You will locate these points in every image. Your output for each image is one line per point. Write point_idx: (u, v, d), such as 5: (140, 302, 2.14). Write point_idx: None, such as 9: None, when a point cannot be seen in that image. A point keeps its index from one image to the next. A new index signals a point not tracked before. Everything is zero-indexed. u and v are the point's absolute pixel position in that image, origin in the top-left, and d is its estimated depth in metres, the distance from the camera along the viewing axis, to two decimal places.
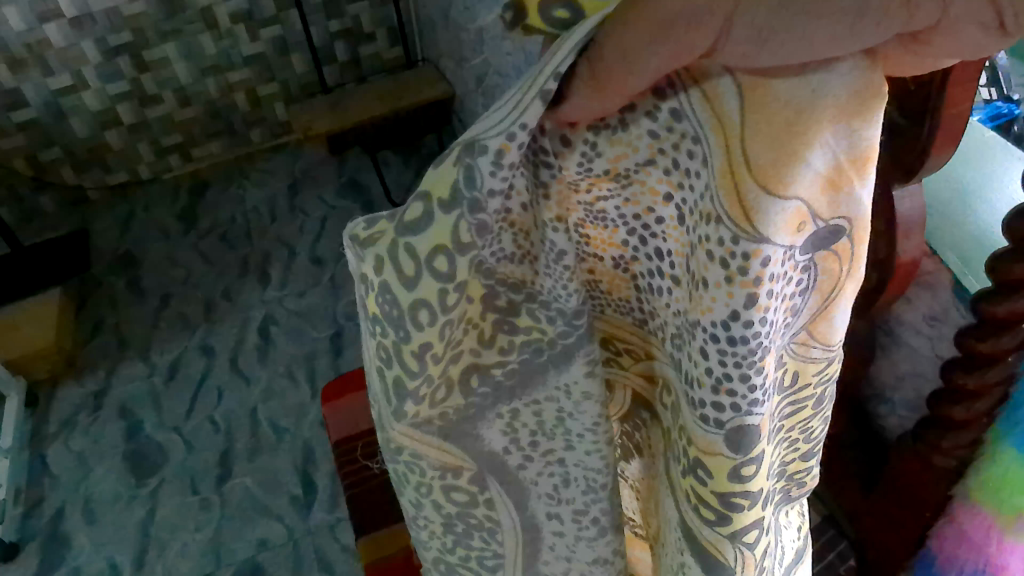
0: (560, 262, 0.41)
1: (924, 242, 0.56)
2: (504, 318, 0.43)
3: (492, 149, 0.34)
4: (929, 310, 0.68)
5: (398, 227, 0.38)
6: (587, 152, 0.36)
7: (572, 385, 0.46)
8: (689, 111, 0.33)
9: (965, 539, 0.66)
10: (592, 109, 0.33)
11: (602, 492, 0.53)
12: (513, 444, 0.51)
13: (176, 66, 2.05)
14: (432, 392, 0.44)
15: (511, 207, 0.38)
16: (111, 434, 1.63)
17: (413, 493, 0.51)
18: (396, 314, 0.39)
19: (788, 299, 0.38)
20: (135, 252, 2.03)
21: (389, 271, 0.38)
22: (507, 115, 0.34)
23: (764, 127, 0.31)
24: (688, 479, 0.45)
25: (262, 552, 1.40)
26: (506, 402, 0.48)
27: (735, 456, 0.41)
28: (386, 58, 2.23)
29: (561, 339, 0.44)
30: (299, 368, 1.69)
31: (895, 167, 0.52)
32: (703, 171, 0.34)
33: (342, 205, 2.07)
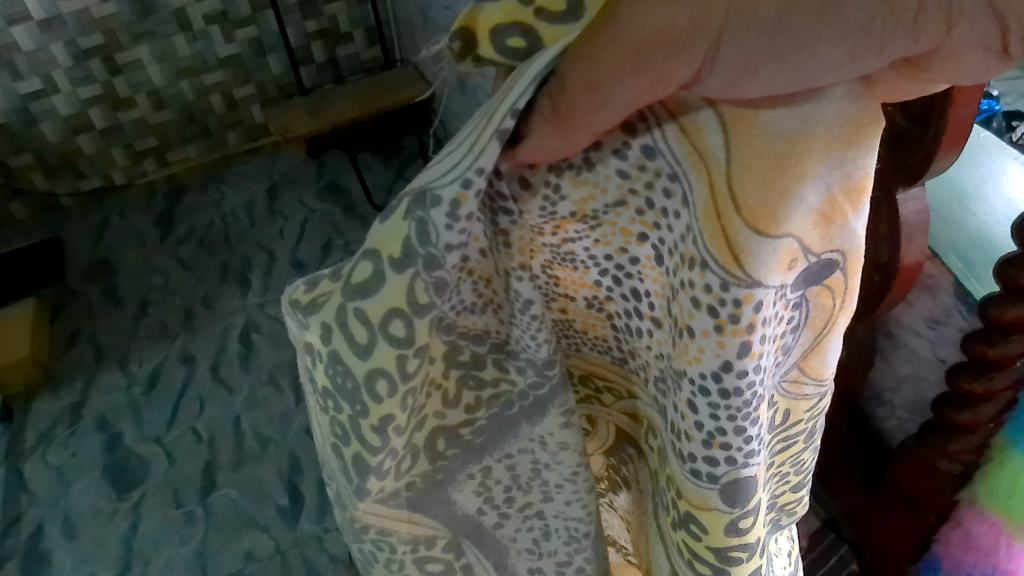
0: (527, 311, 0.44)
1: (926, 246, 0.55)
2: (468, 373, 0.48)
3: (446, 199, 0.37)
4: (930, 314, 0.68)
5: (346, 290, 0.41)
6: (549, 196, 0.40)
7: (547, 436, 0.51)
8: (661, 146, 0.36)
9: (972, 542, 0.66)
10: (549, 149, 0.36)
11: (582, 540, 0.61)
12: (486, 504, 0.58)
13: (150, 68, 2.01)
14: (397, 464, 0.48)
15: (470, 253, 0.41)
16: (90, 447, 1.59)
17: (382, 570, 0.56)
18: (351, 386, 0.43)
19: (782, 337, 0.42)
20: (111, 259, 1.99)
21: (338, 337, 0.42)
22: (458, 163, 0.37)
23: (752, 162, 0.34)
24: (679, 530, 0.50)
25: (249, 565, 1.38)
26: (477, 461, 0.53)
27: (731, 510, 0.46)
28: (364, 58, 2.21)
29: (532, 389, 0.48)
30: (283, 374, 1.67)
31: (898, 170, 0.51)
32: (682, 211, 0.37)
33: (322, 207, 2.05)
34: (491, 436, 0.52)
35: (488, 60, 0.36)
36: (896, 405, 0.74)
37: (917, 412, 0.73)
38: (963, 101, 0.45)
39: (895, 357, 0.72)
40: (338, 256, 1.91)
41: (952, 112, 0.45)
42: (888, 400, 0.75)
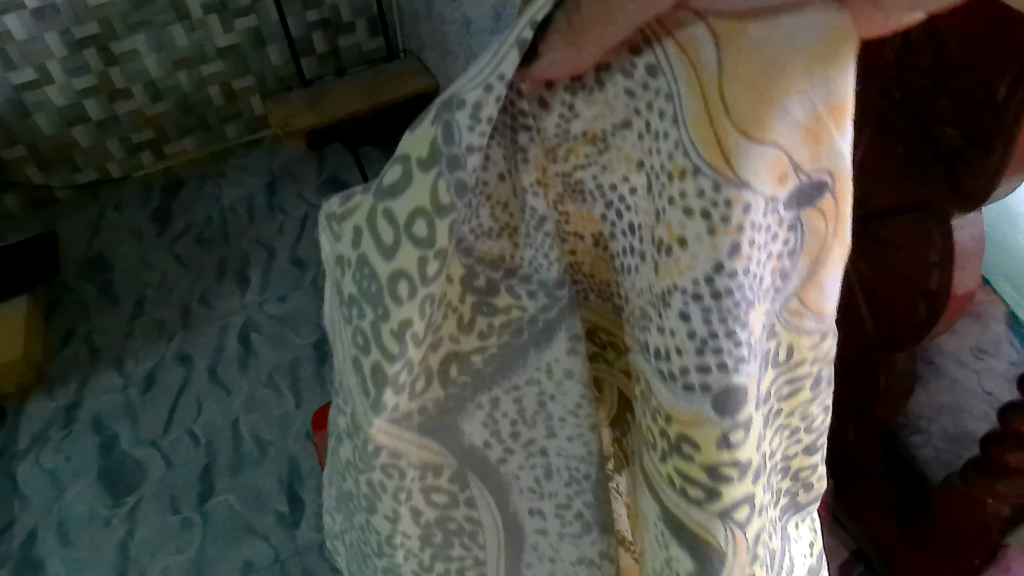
0: (540, 230, 0.38)
1: (981, 274, 0.51)
2: (483, 300, 0.40)
3: (469, 104, 0.33)
4: (977, 343, 0.62)
5: (377, 193, 0.38)
6: (565, 113, 0.34)
7: (554, 363, 0.42)
8: (664, 65, 0.30)
9: None
10: (566, 68, 0.32)
11: (586, 481, 0.47)
12: (493, 436, 0.46)
13: (146, 59, 1.96)
14: (413, 381, 0.41)
15: (488, 177, 0.36)
16: (85, 450, 1.55)
17: (390, 502, 0.46)
18: (376, 287, 0.38)
19: (777, 261, 0.33)
20: (107, 254, 1.95)
21: (368, 241, 0.39)
22: (483, 73, 0.33)
23: (742, 81, 0.28)
24: (670, 460, 0.37)
25: (247, 574, 1.35)
26: (487, 390, 0.43)
27: (722, 421, 0.34)
28: (366, 49, 2.16)
29: (543, 314, 0.40)
30: (282, 376, 1.63)
31: (953, 194, 0.47)
32: (673, 130, 0.30)
33: (323, 203, 2.00)
34: (501, 367, 0.43)
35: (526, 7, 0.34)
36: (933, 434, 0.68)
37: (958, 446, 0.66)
38: None
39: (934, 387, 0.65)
40: None
41: None
42: (924, 428, 0.67)
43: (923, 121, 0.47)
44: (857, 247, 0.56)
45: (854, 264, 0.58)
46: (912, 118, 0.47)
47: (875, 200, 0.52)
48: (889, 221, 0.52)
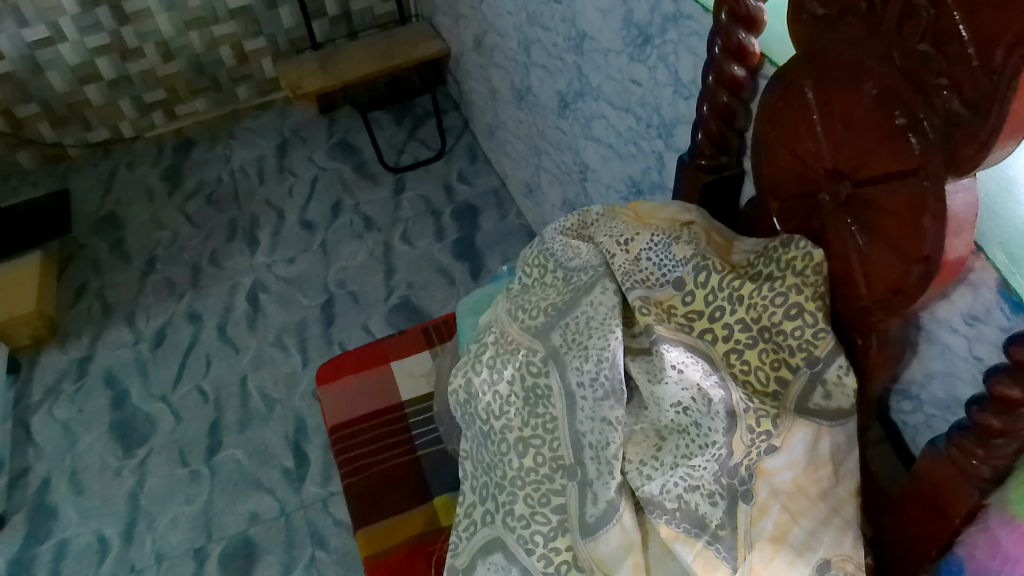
0: (591, 262, 0.70)
1: (974, 241, 0.50)
2: (582, 265, 0.70)
3: (563, 225, 0.75)
4: (968, 309, 0.56)
5: (538, 248, 0.75)
6: (601, 226, 0.73)
7: (597, 298, 0.66)
8: (633, 215, 0.72)
9: (1000, 549, 0.54)
10: (606, 218, 0.73)
11: (616, 344, 0.62)
12: (564, 337, 0.66)
13: (159, 18, 1.97)
14: (562, 287, 0.70)
15: (573, 244, 0.72)
16: (97, 403, 1.59)
17: (500, 359, 0.70)
18: (544, 259, 0.74)
19: (705, 257, 0.65)
20: (118, 213, 1.97)
21: (544, 262, 0.74)
22: (569, 223, 0.75)
23: (656, 214, 0.71)
24: (746, 307, 0.61)
25: (253, 526, 1.38)
26: (567, 309, 0.68)
27: (709, 266, 0.64)
28: (378, 13, 2.15)
29: (588, 277, 0.69)
30: (290, 336, 1.65)
31: (942, 156, 0.47)
32: (647, 223, 0.70)
33: (333, 166, 2.01)
34: (571, 300, 0.68)
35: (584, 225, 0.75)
36: (924, 400, 0.63)
37: (947, 410, 0.61)
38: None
39: (927, 351, 0.61)
40: (348, 216, 1.88)
41: (1016, 100, 0.42)
42: (916, 395, 0.64)
43: (921, 88, 0.48)
44: (858, 213, 0.57)
45: (851, 234, 0.58)
46: (910, 84, 0.48)
47: (869, 165, 0.54)
48: (886, 186, 0.53)
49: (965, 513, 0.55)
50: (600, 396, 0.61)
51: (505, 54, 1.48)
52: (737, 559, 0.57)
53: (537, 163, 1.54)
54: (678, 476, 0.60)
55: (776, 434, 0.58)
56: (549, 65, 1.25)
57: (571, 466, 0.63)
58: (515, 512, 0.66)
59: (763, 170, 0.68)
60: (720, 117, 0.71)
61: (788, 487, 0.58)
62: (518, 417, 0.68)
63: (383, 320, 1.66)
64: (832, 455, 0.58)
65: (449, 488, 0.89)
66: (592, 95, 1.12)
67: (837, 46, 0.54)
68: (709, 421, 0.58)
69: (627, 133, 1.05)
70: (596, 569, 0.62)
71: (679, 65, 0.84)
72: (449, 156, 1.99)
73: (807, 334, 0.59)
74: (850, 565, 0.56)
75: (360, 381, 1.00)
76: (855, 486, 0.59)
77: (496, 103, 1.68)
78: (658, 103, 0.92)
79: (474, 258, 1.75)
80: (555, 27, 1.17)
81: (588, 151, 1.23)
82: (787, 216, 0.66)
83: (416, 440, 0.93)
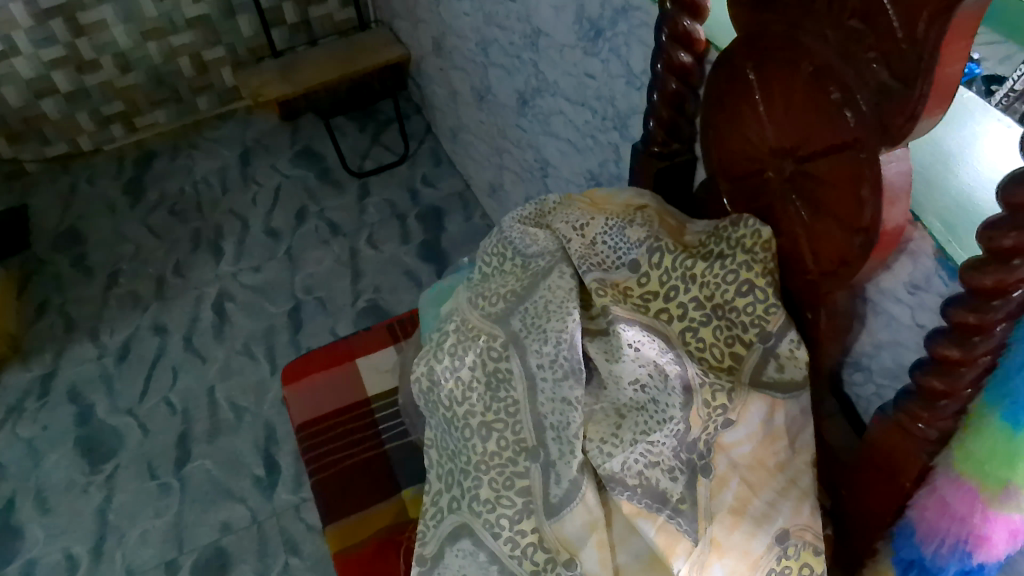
0: (548, 248, 0.71)
1: (910, 210, 0.51)
2: (539, 252, 0.72)
3: (520, 212, 0.76)
4: (910, 278, 0.58)
5: (496, 238, 0.76)
6: (556, 212, 0.74)
7: (555, 283, 0.68)
8: (587, 202, 0.73)
9: (947, 508, 0.53)
10: (561, 205, 0.74)
11: (572, 326, 0.63)
12: (524, 321, 0.68)
13: (115, 29, 1.96)
14: (521, 274, 0.71)
15: (529, 231, 0.73)
16: (61, 420, 1.56)
17: (462, 347, 0.71)
18: (503, 248, 0.75)
19: (658, 239, 0.66)
20: (80, 227, 1.94)
21: (503, 251, 0.75)
22: (526, 211, 0.76)
23: (608, 199, 0.72)
24: (699, 286, 0.63)
25: (225, 536, 1.37)
26: (526, 295, 0.69)
27: (662, 248, 0.66)
28: (338, 19, 2.16)
29: (545, 263, 0.70)
30: (258, 345, 1.64)
31: (875, 127, 0.49)
32: (601, 208, 0.71)
33: (297, 173, 2.01)
34: (529, 286, 0.70)
35: (541, 213, 0.76)
36: (873, 371, 0.65)
37: (895, 379, 0.63)
38: (950, 57, 0.43)
39: (874, 322, 0.62)
40: (313, 223, 1.87)
41: (941, 70, 0.44)
42: (867, 365, 0.65)
43: (853, 63, 0.50)
44: (801, 189, 0.59)
45: (797, 209, 0.60)
46: (843, 60, 0.50)
47: (810, 141, 0.56)
48: (826, 160, 0.55)
49: (917, 475, 0.56)
50: (560, 376, 0.63)
51: (464, 55, 1.49)
52: (698, 531, 0.58)
53: (499, 163, 1.55)
54: (638, 452, 0.61)
55: (732, 407, 0.59)
56: (507, 63, 1.27)
57: (534, 448, 0.64)
58: (480, 497, 0.66)
59: (712, 153, 0.69)
60: (670, 103, 0.72)
61: (747, 459, 0.59)
62: (480, 402, 0.69)
63: (351, 324, 1.65)
64: (787, 427, 0.59)
65: (416, 480, 0.90)
66: (549, 91, 1.14)
67: (774, 27, 0.56)
68: (667, 396, 0.60)
69: (584, 126, 1.06)
70: (562, 549, 0.63)
71: (630, 56, 0.85)
72: (413, 160, 1.99)
73: (759, 310, 0.60)
74: (808, 534, 0.58)
75: (325, 377, 1.01)
76: (811, 458, 0.60)
77: (458, 105, 1.69)
78: (613, 95, 0.93)
79: (441, 260, 1.76)
80: (512, 26, 1.18)
81: (548, 148, 1.24)
82: (737, 196, 0.68)
83: (383, 434, 0.94)
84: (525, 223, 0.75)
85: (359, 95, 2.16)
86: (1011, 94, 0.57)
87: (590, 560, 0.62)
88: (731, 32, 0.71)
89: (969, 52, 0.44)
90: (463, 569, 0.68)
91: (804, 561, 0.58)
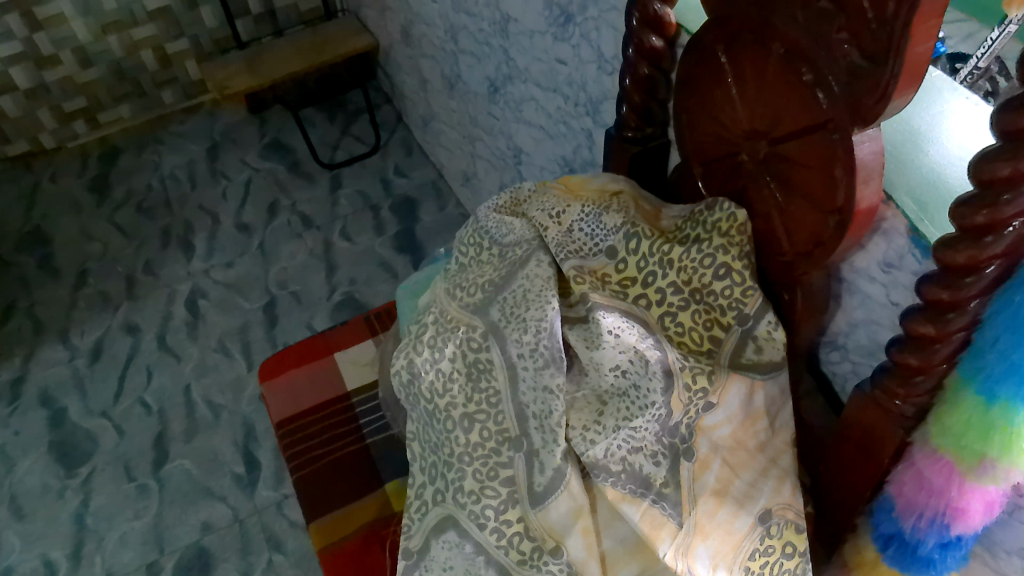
0: (526, 236, 0.71)
1: (882, 188, 0.52)
2: (517, 240, 0.71)
3: (495, 201, 0.75)
4: (884, 257, 0.58)
5: (473, 228, 0.76)
6: (532, 200, 0.74)
7: (534, 271, 0.67)
8: (562, 188, 0.72)
9: (925, 482, 0.54)
10: (536, 192, 0.74)
11: (551, 314, 0.63)
12: (503, 310, 0.67)
13: (74, 23, 1.91)
14: (499, 263, 0.71)
15: (506, 220, 0.73)
16: (33, 424, 1.53)
17: (442, 338, 0.70)
18: (479, 238, 0.75)
19: (634, 223, 0.66)
20: (44, 227, 1.89)
21: (480, 241, 0.75)
22: (501, 200, 0.75)
23: (584, 185, 0.72)
24: (677, 270, 0.63)
25: (206, 536, 1.35)
26: (505, 284, 0.69)
27: (638, 232, 0.66)
28: (303, 9, 2.13)
29: (523, 251, 0.70)
30: (233, 341, 1.63)
31: (848, 108, 0.49)
32: (576, 194, 0.71)
33: (267, 166, 1.98)
34: (507, 275, 0.69)
35: (517, 201, 0.76)
36: (850, 349, 0.66)
37: (870, 356, 0.64)
38: (922, 35, 0.43)
39: (849, 301, 0.63)
40: (285, 216, 1.85)
41: (911, 49, 0.44)
42: (843, 344, 0.66)
43: (823, 43, 0.50)
44: (775, 171, 0.59)
45: (771, 190, 0.60)
46: (813, 41, 0.50)
47: (783, 123, 0.56)
48: (799, 141, 0.55)
49: (895, 451, 0.57)
50: (541, 365, 0.63)
51: (433, 43, 1.48)
52: (683, 514, 0.58)
53: (472, 151, 1.54)
54: (621, 437, 0.61)
55: (711, 390, 0.59)
56: (477, 50, 1.26)
57: (516, 438, 0.64)
58: (465, 488, 0.66)
59: (685, 136, 0.69)
60: (642, 88, 0.72)
61: (727, 441, 0.60)
62: (462, 393, 0.69)
63: (327, 318, 1.64)
64: (767, 408, 0.60)
65: (399, 474, 0.89)
66: (520, 78, 1.13)
67: (743, 9, 0.56)
68: (648, 382, 0.60)
69: (557, 113, 1.05)
70: (548, 537, 0.63)
71: (601, 41, 0.85)
72: (384, 150, 1.97)
73: (736, 292, 0.60)
74: (791, 513, 0.58)
75: (304, 372, 1.00)
76: (791, 437, 0.61)
77: (428, 94, 1.68)
78: (584, 80, 0.93)
79: (416, 251, 1.75)
80: (480, 12, 1.17)
81: (520, 135, 1.23)
82: (711, 178, 0.68)
83: (364, 429, 0.94)
84: (501, 212, 0.75)
85: (327, 86, 2.14)
86: (975, 72, 0.61)
87: (575, 547, 0.62)
88: (702, 14, 0.71)
89: (939, 29, 0.44)
90: (450, 561, 0.68)
91: (787, 539, 0.58)
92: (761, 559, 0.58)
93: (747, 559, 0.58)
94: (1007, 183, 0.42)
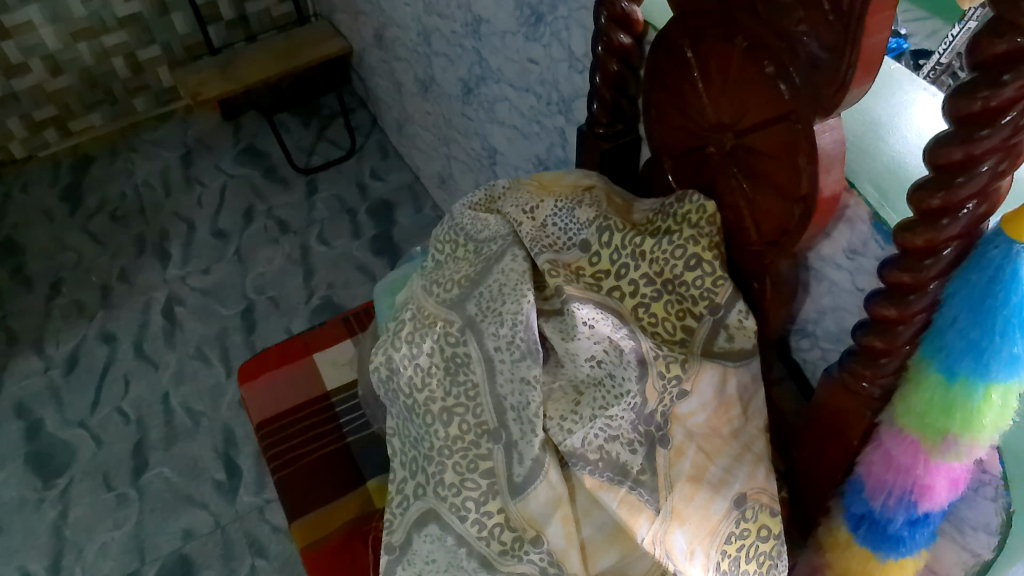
0: (500, 231, 0.72)
1: (844, 177, 0.53)
2: (492, 236, 0.72)
3: (469, 199, 0.76)
4: (848, 244, 0.60)
5: (448, 225, 0.77)
6: (504, 197, 0.75)
7: (510, 267, 0.68)
8: (534, 186, 0.73)
9: (893, 461, 0.55)
10: (509, 189, 0.75)
11: (523, 308, 0.64)
12: (479, 306, 0.68)
13: (43, 31, 1.90)
14: (475, 260, 0.72)
15: (480, 217, 0.74)
16: (9, 436, 1.51)
17: (421, 336, 0.71)
18: (454, 236, 0.76)
19: (603, 215, 0.68)
20: (17, 237, 1.87)
21: (456, 238, 0.76)
22: (474, 198, 0.76)
23: (555, 181, 0.73)
24: (648, 260, 0.64)
25: (188, 543, 1.35)
26: (481, 280, 0.70)
27: (610, 226, 0.67)
28: (275, 14, 2.13)
29: (498, 247, 0.71)
30: (211, 347, 1.62)
31: (809, 96, 0.51)
32: (549, 191, 0.72)
33: (242, 172, 1.98)
34: (483, 269, 0.70)
35: (490, 199, 0.76)
36: (818, 336, 0.67)
37: (838, 342, 0.66)
38: (876, 27, 0.45)
39: (817, 289, 0.65)
40: (261, 222, 1.85)
41: (866, 39, 0.45)
42: (812, 331, 0.68)
43: (783, 35, 0.51)
44: (741, 162, 0.61)
45: (739, 181, 0.62)
46: (775, 33, 0.52)
47: (749, 115, 0.58)
48: (763, 132, 0.57)
49: (863, 432, 0.59)
50: (518, 357, 0.63)
51: (406, 46, 1.48)
52: (660, 500, 0.59)
53: (447, 153, 1.55)
54: (598, 428, 0.62)
55: (685, 378, 0.61)
56: (450, 52, 1.26)
57: (495, 430, 0.65)
58: (445, 481, 0.67)
59: (655, 131, 0.71)
60: (612, 85, 0.73)
61: (702, 428, 0.62)
62: (441, 388, 0.69)
63: (305, 322, 1.64)
64: (740, 395, 0.62)
65: (380, 471, 0.90)
66: (493, 79, 1.14)
67: (707, 5, 0.57)
68: (623, 370, 0.61)
69: (530, 112, 1.07)
70: (528, 526, 0.64)
71: (571, 40, 0.86)
72: (360, 154, 1.98)
73: (707, 282, 0.61)
74: (764, 497, 0.60)
75: (284, 373, 1.00)
76: (764, 423, 0.63)
77: (403, 97, 1.68)
78: (556, 79, 0.94)
79: (393, 253, 1.75)
80: (452, 14, 1.18)
81: (494, 135, 1.24)
82: (682, 172, 0.69)
83: (344, 428, 0.94)
84: (476, 209, 0.76)
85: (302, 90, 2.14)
86: (938, 67, 0.64)
87: (555, 535, 0.63)
88: (667, 11, 0.72)
89: (893, 17, 0.45)
90: (432, 555, 0.68)
91: (762, 522, 0.59)
92: (737, 543, 0.59)
93: (723, 543, 0.59)
94: (960, 166, 0.44)
